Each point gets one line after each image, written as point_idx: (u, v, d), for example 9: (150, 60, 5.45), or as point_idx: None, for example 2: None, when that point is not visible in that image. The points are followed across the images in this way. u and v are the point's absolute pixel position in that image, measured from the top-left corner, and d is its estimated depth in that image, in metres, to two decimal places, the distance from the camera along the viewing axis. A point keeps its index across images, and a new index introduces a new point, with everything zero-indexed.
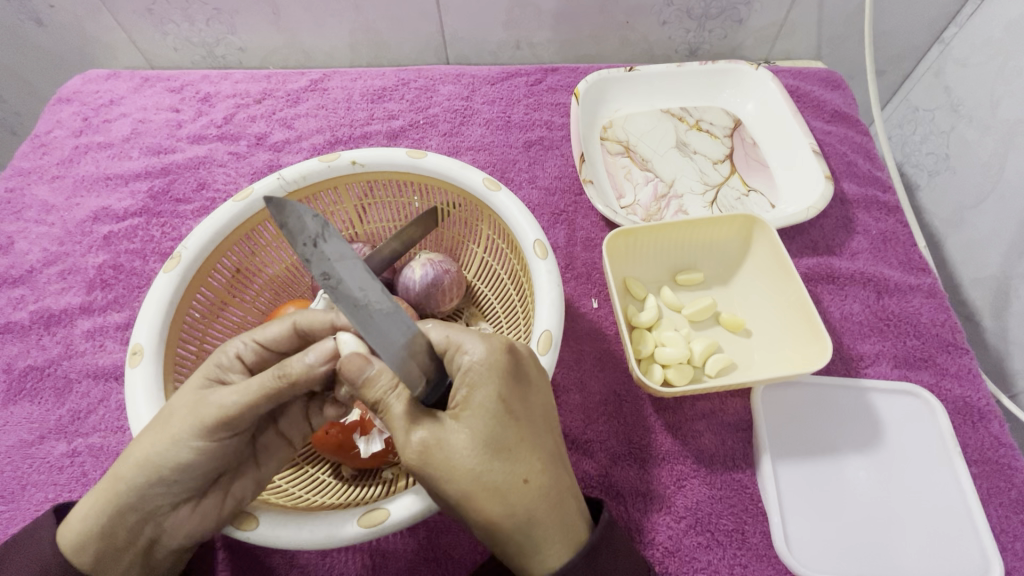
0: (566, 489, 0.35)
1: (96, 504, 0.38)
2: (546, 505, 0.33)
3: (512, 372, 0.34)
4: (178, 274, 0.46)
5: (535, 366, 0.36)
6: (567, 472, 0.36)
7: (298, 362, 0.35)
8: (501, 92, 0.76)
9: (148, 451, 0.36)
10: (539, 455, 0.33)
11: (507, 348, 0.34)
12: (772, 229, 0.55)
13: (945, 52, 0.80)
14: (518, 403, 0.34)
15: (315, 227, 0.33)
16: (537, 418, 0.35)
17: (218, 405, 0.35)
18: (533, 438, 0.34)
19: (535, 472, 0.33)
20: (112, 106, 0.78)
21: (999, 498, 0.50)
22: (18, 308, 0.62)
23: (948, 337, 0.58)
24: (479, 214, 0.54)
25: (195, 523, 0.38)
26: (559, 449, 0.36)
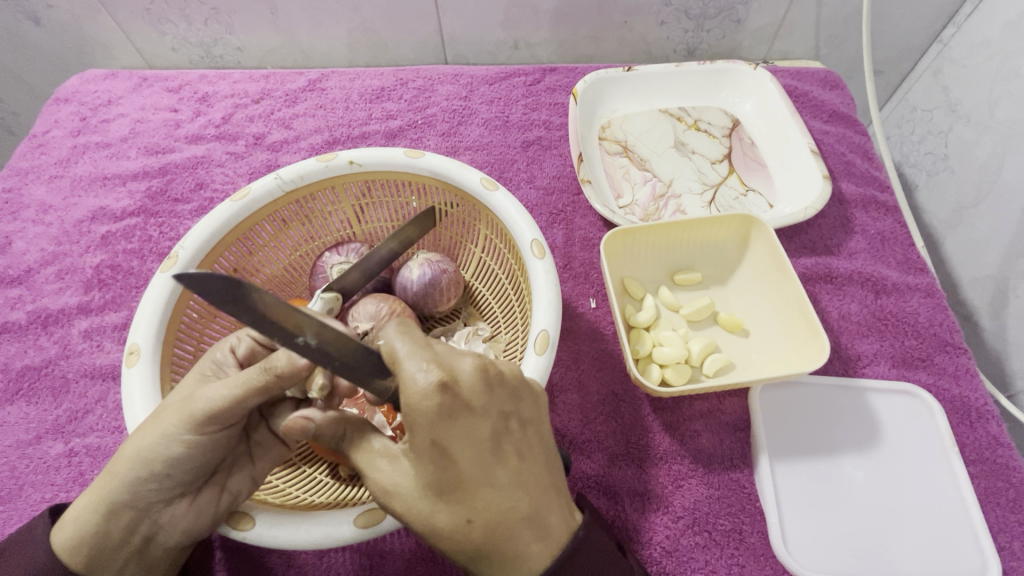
0: (520, 521, 0.32)
1: (90, 503, 0.38)
2: (496, 542, 0.32)
3: (443, 414, 0.30)
4: (175, 274, 0.45)
5: (484, 392, 0.31)
6: (524, 500, 0.32)
7: (284, 356, 0.35)
8: (500, 92, 0.76)
9: (140, 447, 0.36)
10: (483, 495, 0.31)
11: (439, 388, 0.29)
12: (770, 229, 0.55)
13: (943, 53, 0.80)
14: (455, 446, 0.30)
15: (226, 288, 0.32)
16: (482, 454, 0.31)
17: (209, 400, 0.35)
18: (475, 477, 0.31)
19: (478, 511, 0.31)
20: (110, 106, 0.78)
21: (997, 498, 0.50)
22: (15, 308, 0.62)
23: (946, 337, 0.58)
24: (476, 214, 0.54)
25: (190, 519, 0.38)
26: (516, 476, 0.32)
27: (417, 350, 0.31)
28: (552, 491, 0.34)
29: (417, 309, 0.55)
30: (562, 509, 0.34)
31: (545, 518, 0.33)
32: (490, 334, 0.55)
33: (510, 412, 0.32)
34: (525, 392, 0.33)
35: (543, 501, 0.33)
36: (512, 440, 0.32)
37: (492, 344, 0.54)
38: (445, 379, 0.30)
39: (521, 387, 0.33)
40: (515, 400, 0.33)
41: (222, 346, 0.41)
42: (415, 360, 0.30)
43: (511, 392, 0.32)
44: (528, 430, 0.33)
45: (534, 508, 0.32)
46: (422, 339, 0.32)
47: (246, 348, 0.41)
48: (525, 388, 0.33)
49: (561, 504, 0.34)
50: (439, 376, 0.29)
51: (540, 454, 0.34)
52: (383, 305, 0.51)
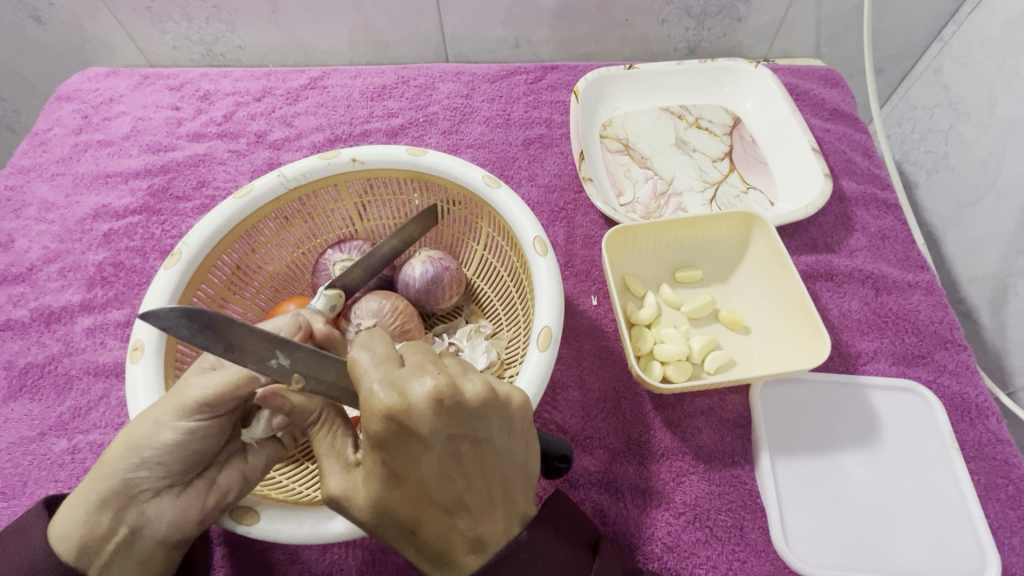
0: (458, 534, 0.32)
1: (86, 487, 0.38)
2: (436, 552, 0.33)
3: (387, 439, 0.29)
4: (179, 270, 0.46)
5: (436, 422, 0.29)
6: (465, 518, 0.32)
7: None
8: (501, 90, 0.76)
9: (137, 431, 0.37)
10: (423, 509, 0.32)
11: (388, 417, 0.28)
12: (771, 227, 0.56)
13: (944, 50, 0.80)
14: (403, 468, 0.30)
15: (187, 318, 0.34)
16: (428, 476, 0.31)
17: (202, 387, 0.36)
18: (420, 495, 0.31)
19: (422, 526, 0.32)
20: (112, 104, 0.78)
21: (997, 494, 0.50)
22: (18, 306, 0.62)
23: (946, 334, 0.58)
24: (479, 211, 0.54)
25: (179, 509, 0.39)
26: (461, 496, 0.32)
27: (378, 366, 0.30)
28: (500, 505, 0.33)
29: (419, 306, 0.55)
30: (508, 521, 0.34)
31: (487, 533, 0.33)
32: (492, 331, 0.55)
33: (464, 437, 0.31)
34: (487, 416, 0.30)
35: (487, 518, 0.33)
36: (463, 461, 0.31)
37: (494, 341, 0.54)
38: (394, 408, 0.28)
39: (484, 411, 0.30)
40: (473, 424, 0.30)
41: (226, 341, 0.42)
42: (372, 378, 0.30)
43: (472, 418, 0.30)
44: (484, 452, 0.32)
45: (476, 527, 0.33)
46: (387, 354, 0.31)
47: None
48: (490, 412, 0.30)
49: (505, 514, 0.34)
50: (389, 405, 0.28)
51: (493, 473, 0.33)
52: (386, 302, 0.51)
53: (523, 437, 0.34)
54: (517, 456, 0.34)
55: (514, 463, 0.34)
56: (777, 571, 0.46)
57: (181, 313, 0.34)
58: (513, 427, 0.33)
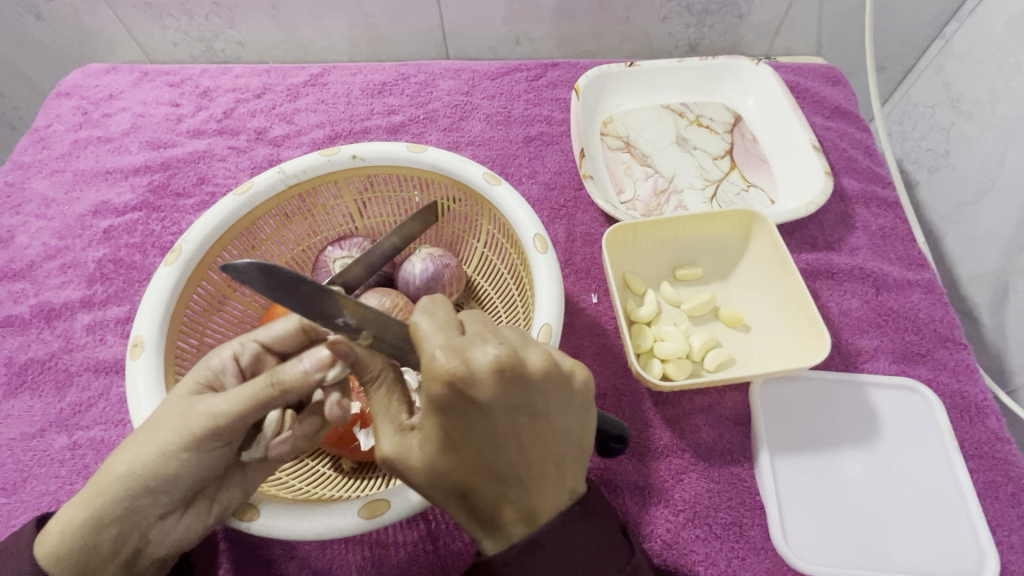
0: (508, 502, 0.32)
1: (80, 514, 0.37)
2: (484, 514, 0.33)
3: (447, 404, 0.28)
4: (179, 266, 0.46)
5: (498, 391, 0.28)
6: (522, 488, 0.32)
7: (293, 368, 0.35)
8: (502, 88, 0.76)
9: (137, 459, 0.35)
10: (477, 475, 0.31)
11: (448, 382, 0.27)
12: (771, 225, 0.56)
13: (945, 49, 0.80)
14: (460, 431, 0.30)
15: (268, 271, 0.35)
16: (487, 443, 0.30)
17: (208, 415, 0.34)
18: (476, 462, 0.31)
19: (476, 491, 0.32)
20: (112, 100, 0.78)
21: (996, 492, 0.50)
22: (18, 302, 0.62)
23: (946, 332, 0.58)
24: (479, 209, 0.54)
25: (185, 528, 0.39)
26: (519, 467, 0.31)
27: (439, 332, 0.29)
28: (557, 478, 0.33)
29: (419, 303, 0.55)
30: (561, 494, 0.33)
31: (540, 503, 0.32)
32: None
33: (526, 409, 0.30)
34: (547, 390, 0.30)
35: (542, 489, 0.32)
36: (524, 432, 0.30)
37: None
38: (456, 373, 0.27)
39: (544, 384, 0.29)
40: (534, 396, 0.29)
41: (221, 350, 0.39)
42: (433, 343, 0.28)
43: (534, 390, 0.29)
44: (545, 424, 0.31)
45: (531, 497, 0.32)
46: (446, 321, 0.30)
47: (250, 354, 0.40)
48: (550, 385, 0.30)
49: (557, 490, 0.33)
50: (451, 369, 0.27)
51: (552, 447, 0.32)
52: (386, 299, 0.51)
53: (584, 414, 0.32)
54: (576, 434, 0.32)
55: (572, 440, 0.32)
56: (776, 568, 0.46)
57: (260, 267, 0.35)
58: (572, 403, 0.31)
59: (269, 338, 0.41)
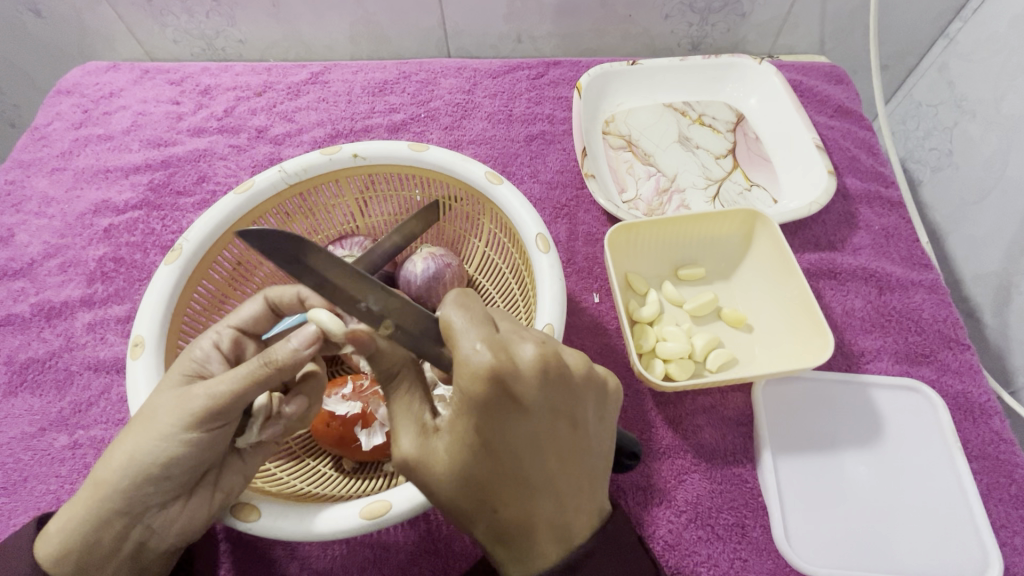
0: (541, 521, 0.31)
1: (80, 510, 0.37)
2: (511, 535, 0.32)
3: (492, 401, 0.28)
4: (180, 266, 0.45)
5: (540, 388, 0.29)
6: (552, 501, 0.31)
7: (283, 348, 0.35)
8: (503, 86, 0.76)
9: (137, 449, 0.35)
10: (509, 489, 0.31)
11: (493, 375, 0.28)
12: (774, 225, 0.55)
13: (949, 47, 0.79)
14: (497, 435, 0.29)
15: (292, 247, 0.33)
16: (520, 448, 0.30)
17: (207, 396, 0.35)
18: (511, 474, 0.30)
19: (505, 505, 0.31)
20: (113, 98, 0.77)
21: (999, 494, 0.50)
22: (18, 301, 0.62)
23: (949, 333, 0.58)
24: (481, 208, 0.54)
25: (186, 519, 0.39)
26: (552, 479, 0.31)
27: (477, 328, 0.30)
28: (587, 492, 0.33)
29: (420, 303, 0.55)
30: (590, 510, 0.33)
31: (569, 519, 0.32)
32: None
33: (564, 412, 0.30)
34: (583, 392, 0.31)
35: (571, 504, 0.32)
36: (558, 438, 0.30)
37: None
38: (499, 367, 0.28)
39: (581, 385, 0.31)
40: (571, 399, 0.30)
41: (199, 339, 0.39)
42: (474, 338, 0.29)
43: (573, 390, 0.30)
44: (579, 431, 0.31)
45: (560, 511, 0.32)
46: (482, 318, 0.30)
47: (229, 340, 0.40)
48: (586, 387, 0.31)
49: (589, 509, 0.33)
50: (494, 364, 0.28)
51: (585, 458, 0.32)
52: None
53: (610, 420, 0.34)
54: (604, 443, 0.34)
55: (601, 451, 0.33)
56: (779, 568, 0.46)
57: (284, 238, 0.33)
58: (602, 409, 0.33)
59: (241, 321, 0.42)
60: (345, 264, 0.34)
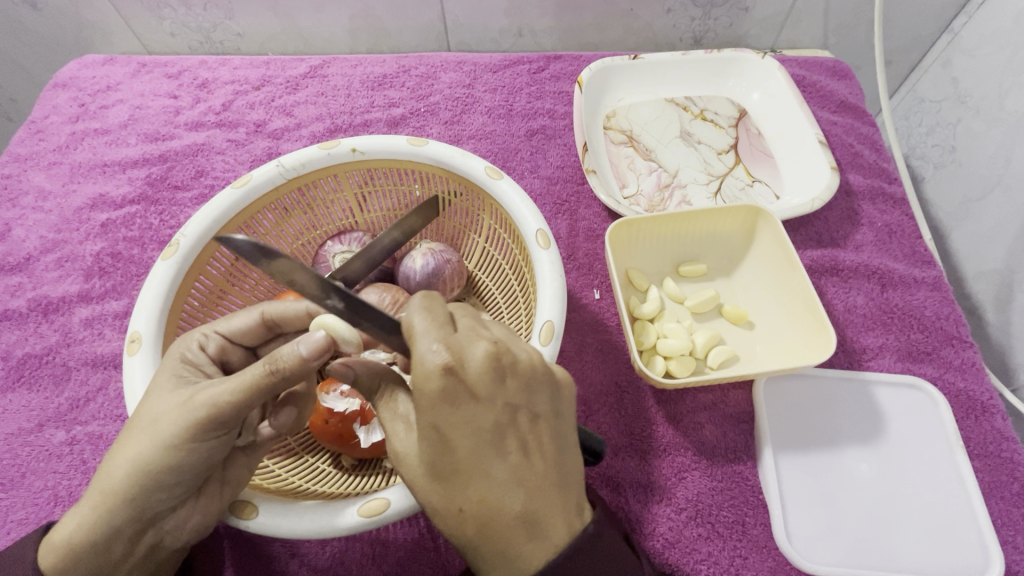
0: (512, 518, 0.31)
1: (87, 521, 0.36)
2: (484, 536, 0.31)
3: (446, 397, 0.29)
4: (177, 261, 0.45)
5: (493, 382, 0.30)
6: (521, 498, 0.31)
7: (289, 353, 0.34)
8: (503, 81, 0.75)
9: (141, 459, 0.35)
10: (475, 485, 0.31)
11: (444, 372, 0.29)
12: (776, 221, 0.55)
13: (954, 43, 0.79)
14: (455, 431, 0.30)
15: (256, 252, 0.35)
16: (481, 444, 0.30)
17: (212, 402, 0.34)
18: (475, 469, 0.31)
19: (473, 503, 0.31)
20: (110, 91, 0.77)
21: (1001, 492, 0.50)
22: (15, 296, 0.61)
23: (952, 330, 0.57)
24: (481, 203, 0.53)
25: (198, 519, 0.39)
26: (517, 473, 0.31)
27: (434, 330, 0.30)
28: (557, 489, 0.32)
29: None
30: (567, 510, 0.32)
31: (544, 518, 0.31)
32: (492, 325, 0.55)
33: (521, 405, 0.31)
34: (541, 387, 0.32)
35: (545, 501, 0.31)
36: (518, 432, 0.31)
37: None
38: (451, 364, 0.29)
39: (538, 378, 0.31)
40: (527, 393, 0.31)
41: (187, 342, 0.38)
42: (429, 339, 0.30)
43: (526, 384, 0.31)
44: (540, 425, 0.32)
45: (532, 509, 0.31)
46: (442, 317, 0.31)
47: (216, 346, 0.39)
48: (543, 381, 0.32)
49: (567, 507, 0.32)
50: (447, 361, 0.29)
51: (551, 452, 0.32)
52: (386, 295, 0.50)
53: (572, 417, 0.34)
54: (571, 440, 0.34)
55: (569, 446, 0.34)
56: (778, 567, 0.46)
57: (250, 244, 0.35)
58: (561, 403, 0.33)
59: (229, 331, 0.40)
60: (308, 270, 0.35)
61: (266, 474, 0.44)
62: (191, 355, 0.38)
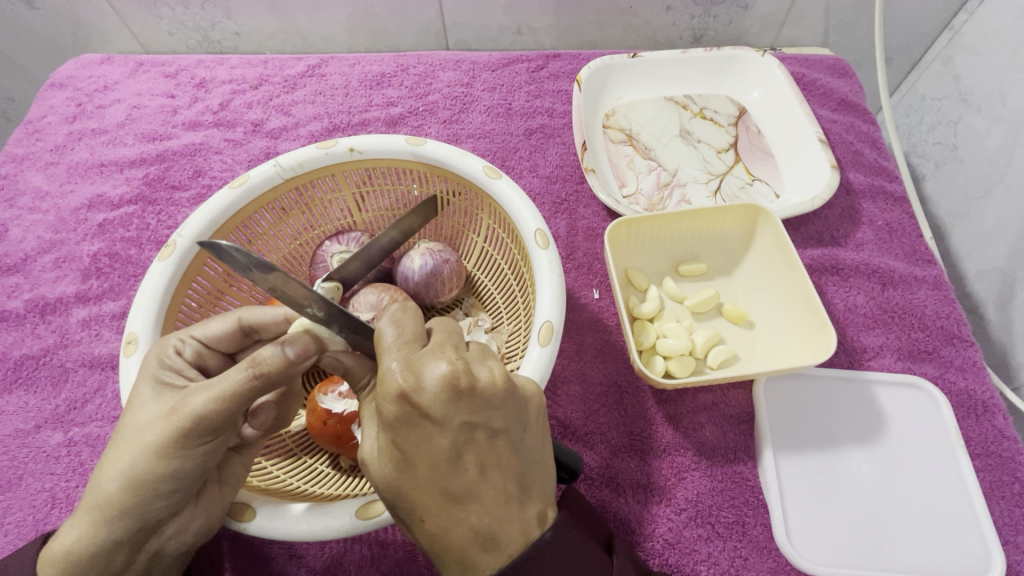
0: (467, 531, 0.31)
1: (83, 535, 0.36)
2: (444, 546, 0.32)
3: (404, 417, 0.30)
4: (174, 262, 0.45)
5: (446, 404, 0.29)
6: (476, 512, 0.31)
7: (273, 356, 0.33)
8: (502, 79, 0.75)
9: (131, 470, 0.34)
10: (432, 500, 0.31)
11: (400, 395, 0.30)
12: (777, 219, 0.55)
13: (955, 40, 0.78)
14: (413, 449, 0.31)
15: (242, 260, 0.33)
16: (437, 464, 0.31)
17: (200, 409, 0.33)
18: (431, 485, 0.31)
19: (431, 515, 0.32)
20: (107, 91, 0.76)
21: (1002, 492, 0.49)
22: (12, 296, 0.61)
23: (953, 330, 0.57)
24: (479, 203, 0.53)
25: (200, 524, 0.39)
26: (472, 488, 0.31)
27: (399, 346, 0.31)
28: (515, 503, 0.32)
29: (418, 300, 0.54)
30: (525, 522, 0.32)
31: (498, 533, 0.31)
32: (492, 325, 0.55)
33: (478, 423, 0.31)
34: (504, 405, 0.31)
35: (500, 515, 0.31)
36: (476, 449, 0.31)
37: (493, 336, 0.54)
38: (406, 388, 0.30)
39: (499, 399, 0.31)
40: (488, 412, 0.31)
41: (163, 347, 0.38)
42: (392, 356, 0.31)
43: (485, 405, 0.30)
44: (499, 441, 0.31)
45: (486, 523, 0.31)
46: (411, 334, 0.32)
47: (193, 350, 0.39)
48: (504, 400, 0.31)
49: (524, 519, 0.32)
50: (402, 385, 0.30)
51: (510, 465, 0.32)
52: (384, 294, 0.49)
53: (538, 427, 0.34)
54: (534, 449, 0.33)
55: (534, 456, 0.33)
56: (778, 567, 0.46)
57: (237, 251, 0.33)
58: (526, 416, 0.33)
59: (205, 336, 0.39)
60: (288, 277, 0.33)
61: (265, 475, 0.44)
62: (170, 360, 0.38)
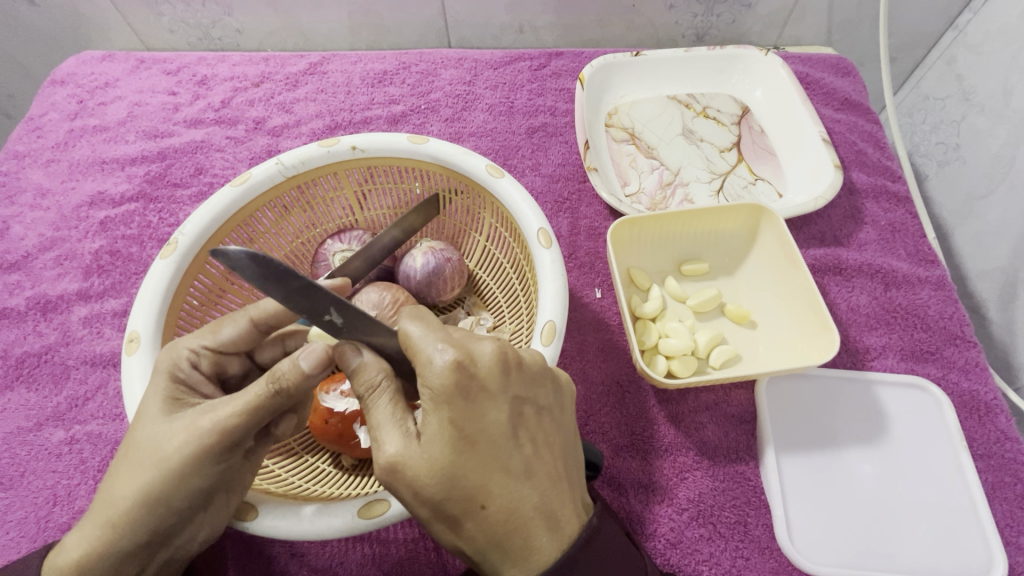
0: (531, 512, 0.31)
1: (91, 549, 0.35)
2: (506, 535, 0.31)
3: (463, 391, 0.30)
4: (175, 261, 0.45)
5: (502, 374, 0.31)
6: (537, 489, 0.31)
7: (290, 367, 0.33)
8: (504, 77, 0.75)
9: (146, 487, 0.34)
10: (495, 481, 0.30)
11: (457, 367, 0.30)
12: (779, 219, 0.55)
13: (958, 39, 0.78)
14: (473, 425, 0.30)
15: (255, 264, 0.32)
16: (499, 438, 0.31)
17: (217, 429, 0.33)
18: (492, 465, 0.30)
19: (494, 499, 0.30)
20: (108, 88, 0.76)
21: (1005, 493, 0.49)
22: (14, 294, 0.61)
23: (955, 330, 0.57)
24: (481, 201, 0.53)
25: (208, 530, 0.39)
26: (531, 463, 0.32)
27: (433, 334, 0.31)
28: (564, 481, 0.33)
29: (419, 298, 0.54)
30: (576, 503, 0.33)
31: (557, 509, 0.32)
32: (494, 324, 0.55)
33: (526, 398, 0.32)
34: (541, 380, 0.33)
35: (557, 493, 0.32)
36: (528, 425, 0.32)
37: (495, 335, 0.54)
38: (462, 359, 0.30)
39: (540, 373, 0.33)
40: (533, 388, 0.33)
41: (176, 359, 0.37)
42: (435, 339, 0.31)
43: (530, 378, 0.33)
44: (544, 418, 0.33)
45: (547, 499, 0.31)
46: (437, 323, 0.32)
47: (207, 359, 0.38)
48: (544, 375, 0.34)
49: (575, 498, 0.33)
50: (457, 356, 0.30)
51: (554, 443, 0.33)
52: (386, 293, 0.49)
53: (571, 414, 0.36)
54: (569, 432, 0.35)
55: (569, 441, 0.35)
56: (780, 567, 0.46)
57: (248, 256, 0.32)
58: (560, 398, 0.35)
59: (218, 343, 0.38)
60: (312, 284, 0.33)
61: (268, 475, 0.43)
62: (184, 372, 0.37)
